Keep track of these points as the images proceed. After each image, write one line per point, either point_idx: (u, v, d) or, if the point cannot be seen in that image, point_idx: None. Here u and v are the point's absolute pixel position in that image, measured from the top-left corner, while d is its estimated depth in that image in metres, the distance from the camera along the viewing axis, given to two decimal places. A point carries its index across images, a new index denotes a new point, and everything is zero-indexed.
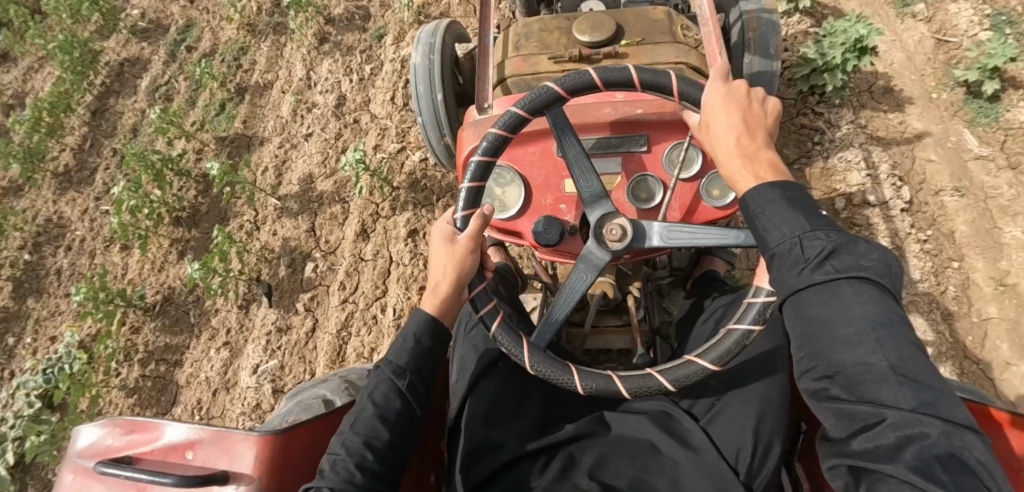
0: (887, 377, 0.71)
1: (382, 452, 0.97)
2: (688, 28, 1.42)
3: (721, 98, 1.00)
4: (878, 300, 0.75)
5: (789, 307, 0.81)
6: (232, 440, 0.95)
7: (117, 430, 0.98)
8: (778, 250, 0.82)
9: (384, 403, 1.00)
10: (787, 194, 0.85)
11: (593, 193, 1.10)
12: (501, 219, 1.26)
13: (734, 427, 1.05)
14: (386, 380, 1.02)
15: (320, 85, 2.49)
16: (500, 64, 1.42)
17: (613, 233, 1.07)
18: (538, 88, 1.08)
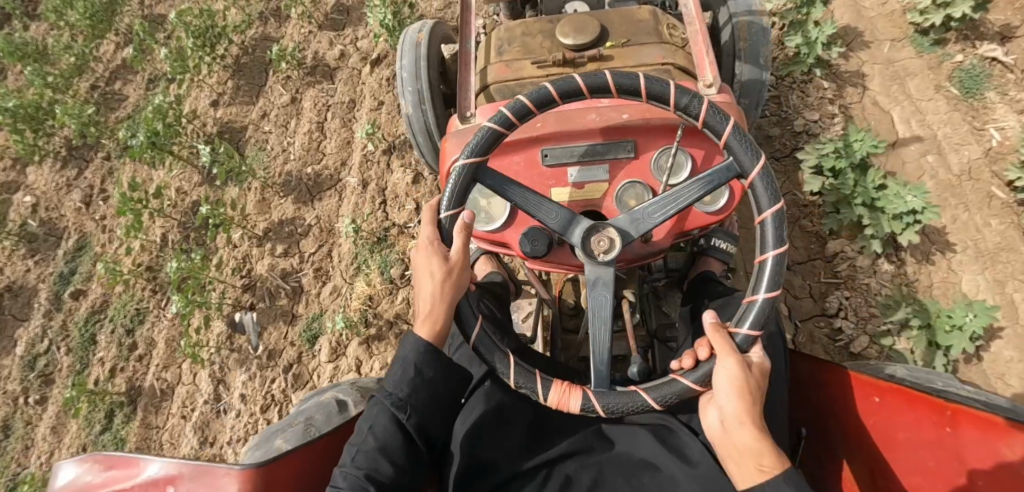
0: None
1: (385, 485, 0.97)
2: (674, 27, 1.38)
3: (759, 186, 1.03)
4: None
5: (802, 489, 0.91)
6: (215, 474, 0.91)
7: (96, 467, 0.95)
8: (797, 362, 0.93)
9: (384, 436, 1.00)
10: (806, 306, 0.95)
11: (561, 221, 1.06)
12: (487, 231, 1.23)
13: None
14: (387, 413, 1.02)
15: (230, 426, 2.00)
16: (483, 71, 1.38)
17: (601, 245, 1.03)
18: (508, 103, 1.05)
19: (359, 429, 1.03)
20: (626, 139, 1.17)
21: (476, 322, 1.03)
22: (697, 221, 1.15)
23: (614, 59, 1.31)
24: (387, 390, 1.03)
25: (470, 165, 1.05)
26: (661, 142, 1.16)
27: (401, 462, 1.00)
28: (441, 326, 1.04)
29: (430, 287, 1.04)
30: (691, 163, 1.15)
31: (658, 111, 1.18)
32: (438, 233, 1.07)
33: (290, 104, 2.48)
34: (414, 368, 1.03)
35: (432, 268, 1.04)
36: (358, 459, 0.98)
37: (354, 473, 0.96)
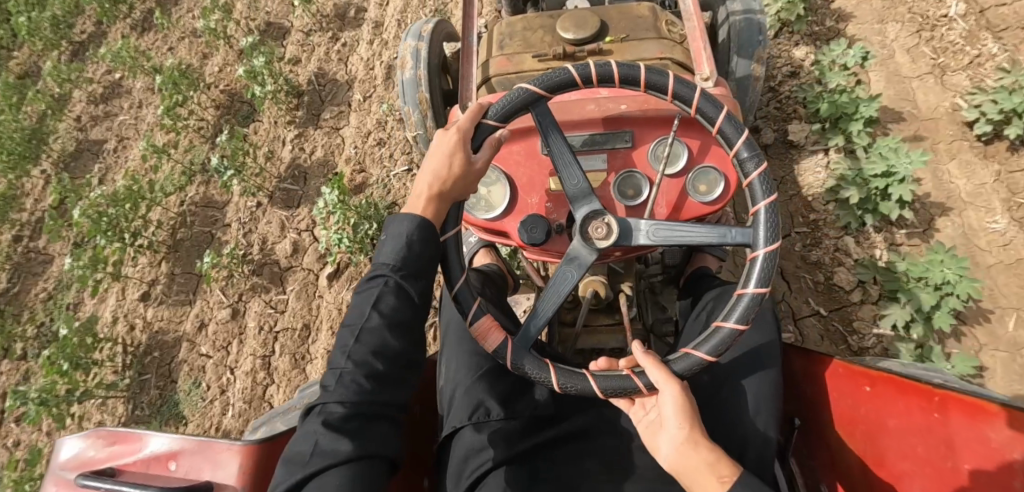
0: None
1: (386, 370, 0.95)
2: (672, 23, 1.40)
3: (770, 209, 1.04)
4: None
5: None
6: (217, 449, 0.93)
7: (99, 442, 0.96)
8: None
9: (391, 313, 0.96)
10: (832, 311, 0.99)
11: (581, 188, 1.08)
12: (487, 219, 1.25)
13: (735, 421, 1.09)
14: (388, 287, 0.98)
15: None
16: (485, 64, 1.41)
17: (597, 231, 1.06)
18: (514, 90, 1.07)
19: (354, 308, 0.98)
20: (624, 130, 1.20)
21: (460, 277, 1.09)
22: (693, 211, 1.18)
23: (613, 53, 1.34)
24: (388, 266, 0.98)
25: (533, 94, 1.08)
26: (659, 133, 1.19)
27: (400, 355, 0.97)
28: (443, 210, 1.04)
29: (445, 164, 1.04)
30: (687, 153, 1.17)
31: (655, 102, 1.20)
32: (473, 126, 1.09)
33: (230, 319, 2.14)
34: (418, 245, 0.99)
35: (456, 153, 1.05)
36: (363, 337, 0.95)
37: (359, 351, 0.94)
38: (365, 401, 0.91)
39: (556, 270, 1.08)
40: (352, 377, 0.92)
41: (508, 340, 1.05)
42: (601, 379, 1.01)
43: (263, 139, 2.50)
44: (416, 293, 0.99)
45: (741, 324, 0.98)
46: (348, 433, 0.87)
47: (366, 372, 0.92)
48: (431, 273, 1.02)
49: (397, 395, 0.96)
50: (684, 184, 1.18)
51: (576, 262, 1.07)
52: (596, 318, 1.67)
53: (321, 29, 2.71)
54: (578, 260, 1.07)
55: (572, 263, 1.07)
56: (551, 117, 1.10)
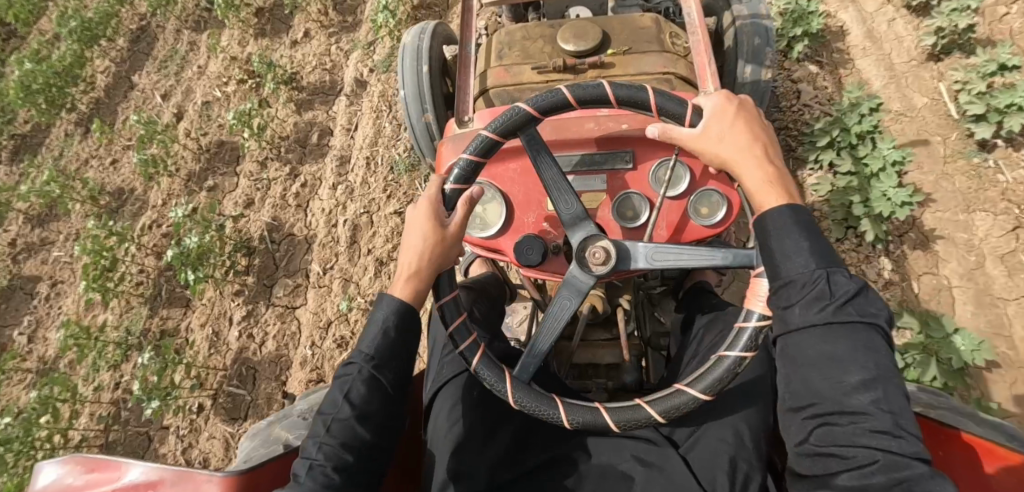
0: (883, 427, 0.72)
1: (360, 453, 0.93)
2: (677, 35, 1.36)
3: (731, 122, 0.97)
4: (871, 344, 0.76)
5: (780, 343, 0.83)
6: (196, 480, 0.90)
7: (78, 468, 0.94)
8: (790, 279, 0.81)
9: (363, 404, 0.94)
10: (799, 216, 0.84)
11: (574, 215, 1.05)
12: (481, 238, 1.21)
13: (714, 454, 1.00)
14: (364, 377, 0.95)
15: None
16: (482, 75, 1.37)
17: (596, 256, 1.02)
18: (506, 110, 1.04)
19: (330, 397, 0.95)
20: (624, 149, 1.16)
21: (459, 319, 1.05)
22: (694, 234, 1.14)
23: (614, 67, 1.29)
24: (364, 353, 0.96)
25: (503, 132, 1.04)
26: (660, 154, 1.15)
27: (371, 445, 0.94)
28: (422, 292, 1.00)
29: (422, 248, 1.00)
30: (689, 175, 1.13)
31: (656, 121, 1.16)
32: (440, 199, 1.05)
33: None
34: (393, 333, 0.97)
35: (429, 232, 1.01)
36: (334, 429, 0.92)
37: (329, 443, 0.91)
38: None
39: (554, 299, 1.05)
40: (322, 469, 0.89)
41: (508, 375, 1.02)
42: (613, 412, 0.98)
43: (206, 314, 2.23)
44: (388, 383, 0.97)
45: (748, 352, 0.95)
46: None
47: (337, 464, 0.90)
48: (407, 359, 1.00)
49: (365, 480, 0.93)
50: (685, 206, 1.14)
51: (573, 288, 1.04)
52: (592, 332, 1.64)
53: (278, 158, 2.48)
54: (575, 285, 1.04)
55: (571, 291, 1.04)
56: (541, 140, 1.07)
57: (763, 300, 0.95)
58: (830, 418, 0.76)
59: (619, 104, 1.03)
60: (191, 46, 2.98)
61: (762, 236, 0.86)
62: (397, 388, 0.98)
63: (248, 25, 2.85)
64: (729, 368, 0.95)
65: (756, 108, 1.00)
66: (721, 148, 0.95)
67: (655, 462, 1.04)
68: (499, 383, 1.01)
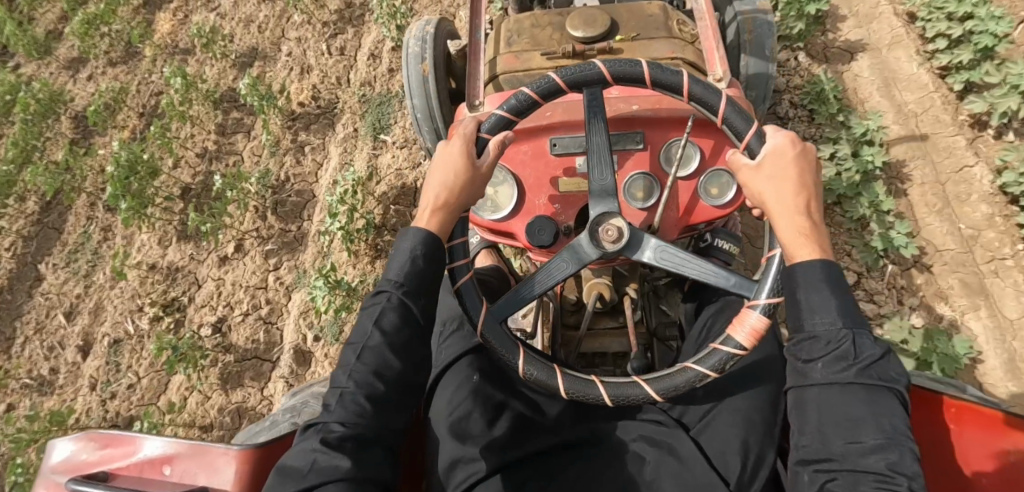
0: (898, 487, 0.73)
1: (392, 383, 0.93)
2: (683, 23, 1.38)
3: (780, 169, 0.94)
4: (892, 413, 0.78)
5: (796, 395, 0.85)
6: (213, 454, 0.90)
7: (92, 444, 0.93)
8: (815, 332, 0.83)
9: (394, 333, 0.94)
10: (834, 275, 0.85)
11: (604, 187, 1.05)
12: (493, 220, 1.22)
13: (725, 436, 1.01)
14: (397, 305, 0.95)
15: None
16: (492, 61, 1.38)
17: (608, 234, 1.03)
18: (539, 77, 1.06)
19: (359, 327, 0.96)
20: (635, 131, 1.17)
21: (483, 311, 1.04)
22: (705, 214, 1.15)
23: (623, 52, 1.31)
24: (395, 282, 0.97)
25: (530, 98, 1.06)
26: (671, 135, 1.16)
27: (402, 380, 0.94)
28: (448, 224, 1.01)
29: (453, 181, 1.01)
30: (700, 156, 1.15)
31: (667, 102, 1.17)
32: (475, 138, 1.06)
33: None
34: (422, 261, 0.97)
35: (459, 166, 1.02)
36: (365, 357, 0.92)
37: (360, 371, 0.91)
38: (367, 422, 0.88)
39: (554, 257, 1.06)
40: (353, 398, 0.89)
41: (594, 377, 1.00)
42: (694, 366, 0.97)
43: None
44: (419, 312, 0.97)
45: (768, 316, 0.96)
46: (347, 452, 0.84)
47: (367, 392, 0.90)
48: (434, 290, 1.00)
49: (392, 414, 0.92)
50: (695, 187, 1.15)
51: (575, 256, 1.05)
52: (599, 322, 1.64)
53: None
54: (579, 254, 1.05)
55: (572, 257, 1.05)
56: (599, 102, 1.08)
57: (748, 331, 0.95)
58: (840, 474, 0.76)
59: (653, 84, 1.05)
60: (105, 233, 2.41)
61: (792, 287, 0.87)
62: (426, 318, 0.99)
63: (170, 221, 2.36)
64: (720, 361, 0.96)
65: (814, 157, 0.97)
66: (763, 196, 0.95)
67: (666, 445, 1.03)
68: (512, 355, 1.03)
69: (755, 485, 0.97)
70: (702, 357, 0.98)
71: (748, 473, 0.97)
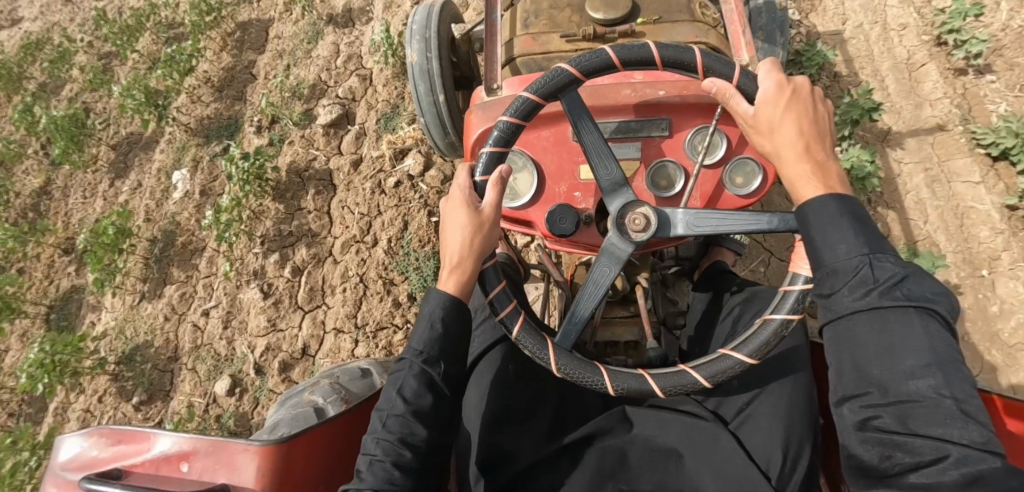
0: (948, 414, 0.73)
1: (420, 447, 0.90)
2: (706, 6, 1.33)
3: (786, 103, 0.94)
4: (933, 335, 0.77)
5: (829, 331, 0.84)
6: (233, 451, 0.87)
7: (102, 441, 0.89)
8: (839, 267, 0.82)
9: (415, 398, 0.91)
10: (850, 207, 0.84)
11: (613, 181, 1.03)
12: (511, 208, 1.19)
13: (766, 430, 0.97)
14: (419, 371, 0.93)
15: None
16: (508, 43, 1.33)
17: (636, 223, 1.00)
18: (552, 70, 1.02)
19: (384, 394, 0.94)
20: (661, 116, 1.13)
21: (512, 307, 0.99)
22: (729, 204, 1.13)
23: (646, 35, 1.27)
24: (416, 346, 0.94)
25: (532, 101, 1.02)
26: (697, 121, 1.13)
27: (435, 420, 0.93)
28: (470, 283, 0.97)
29: (466, 235, 0.97)
30: (726, 144, 1.12)
31: (695, 87, 1.12)
32: (473, 184, 1.02)
33: None
34: (441, 326, 0.95)
35: (468, 219, 0.97)
36: (390, 423, 0.90)
37: (387, 439, 0.89)
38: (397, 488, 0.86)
39: (593, 265, 1.04)
40: (382, 465, 0.86)
41: (602, 368, 0.97)
42: (700, 368, 0.95)
43: None
44: (440, 379, 0.94)
45: (795, 313, 0.93)
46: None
47: (395, 460, 0.87)
48: (461, 350, 0.97)
49: (428, 464, 0.92)
50: (719, 176, 1.13)
51: (613, 257, 1.03)
52: (611, 311, 1.64)
53: None
54: (615, 253, 1.03)
55: (610, 258, 1.03)
56: (582, 103, 1.05)
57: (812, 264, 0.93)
58: (884, 410, 0.77)
59: (664, 65, 1.03)
60: None
61: (806, 226, 0.87)
62: (453, 390, 0.96)
63: None
64: (774, 332, 0.93)
65: (809, 86, 0.97)
66: (773, 136, 0.94)
67: (700, 437, 1.01)
68: (540, 351, 0.98)
69: (796, 477, 0.94)
70: (710, 362, 0.95)
71: (788, 466, 0.93)
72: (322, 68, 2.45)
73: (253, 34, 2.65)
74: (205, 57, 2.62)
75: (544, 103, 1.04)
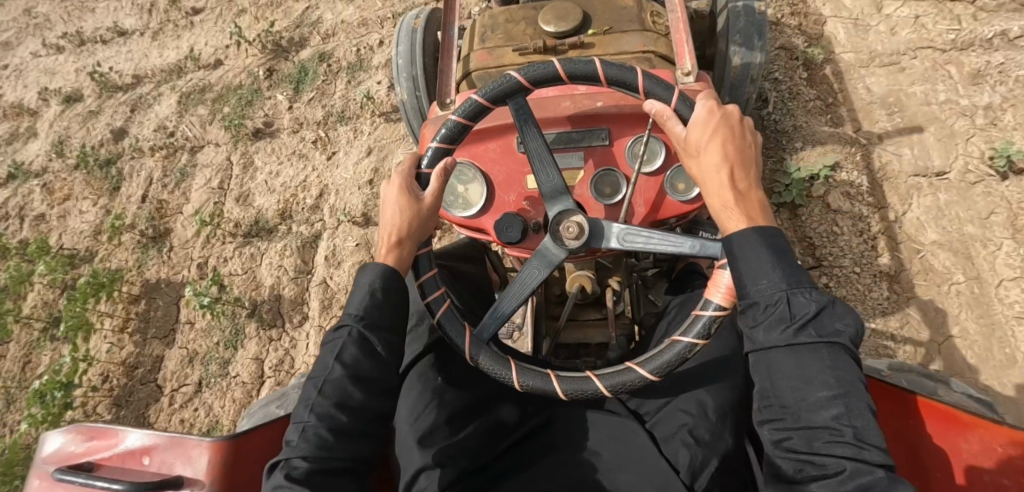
0: (851, 439, 0.74)
1: (356, 410, 0.95)
2: (659, 14, 1.37)
3: (711, 138, 0.95)
4: (845, 367, 0.78)
5: (753, 359, 0.85)
6: (188, 446, 0.95)
7: (78, 437, 0.99)
8: (757, 299, 0.83)
9: (354, 363, 0.96)
10: (772, 241, 0.85)
11: (554, 187, 1.08)
12: (464, 217, 1.24)
13: (672, 424, 1.02)
14: (356, 337, 0.98)
15: None
16: (466, 58, 1.39)
17: (569, 231, 1.05)
18: (501, 76, 1.08)
19: (321, 361, 0.98)
20: (600, 127, 1.17)
21: (441, 302, 1.06)
22: (671, 210, 1.16)
23: (595, 46, 1.31)
24: (354, 313, 0.99)
25: (478, 104, 1.09)
26: (636, 130, 1.17)
27: (374, 386, 0.98)
28: (406, 260, 1.04)
29: (403, 214, 1.04)
30: (664, 151, 1.16)
31: (631, 99, 1.18)
32: (416, 175, 1.10)
33: None
34: (382, 294, 1.00)
35: (404, 202, 1.05)
36: (326, 389, 0.94)
37: (323, 405, 0.93)
38: (330, 452, 0.90)
39: (525, 265, 1.09)
40: (315, 430, 0.91)
41: (511, 362, 1.02)
42: (604, 377, 0.99)
43: None
44: (379, 343, 0.99)
45: (700, 339, 0.96)
46: (307, 487, 0.85)
47: (330, 424, 0.92)
48: (399, 319, 1.03)
49: (363, 433, 0.95)
50: (660, 183, 1.16)
51: (545, 260, 1.07)
52: (583, 313, 1.66)
53: None
54: (547, 257, 1.08)
55: (542, 261, 1.07)
56: (530, 110, 1.10)
57: (723, 291, 0.96)
58: (795, 433, 0.78)
59: (609, 83, 1.07)
60: None
61: (730, 257, 0.87)
62: (389, 349, 1.00)
63: None
64: (678, 353, 0.97)
65: (743, 120, 0.98)
66: (702, 159, 0.95)
67: (623, 433, 1.06)
68: (456, 336, 1.05)
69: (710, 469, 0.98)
70: (615, 374, 0.99)
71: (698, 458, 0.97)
72: (240, 405, 1.94)
73: (161, 310, 2.18)
74: (99, 355, 2.12)
75: (492, 106, 1.10)
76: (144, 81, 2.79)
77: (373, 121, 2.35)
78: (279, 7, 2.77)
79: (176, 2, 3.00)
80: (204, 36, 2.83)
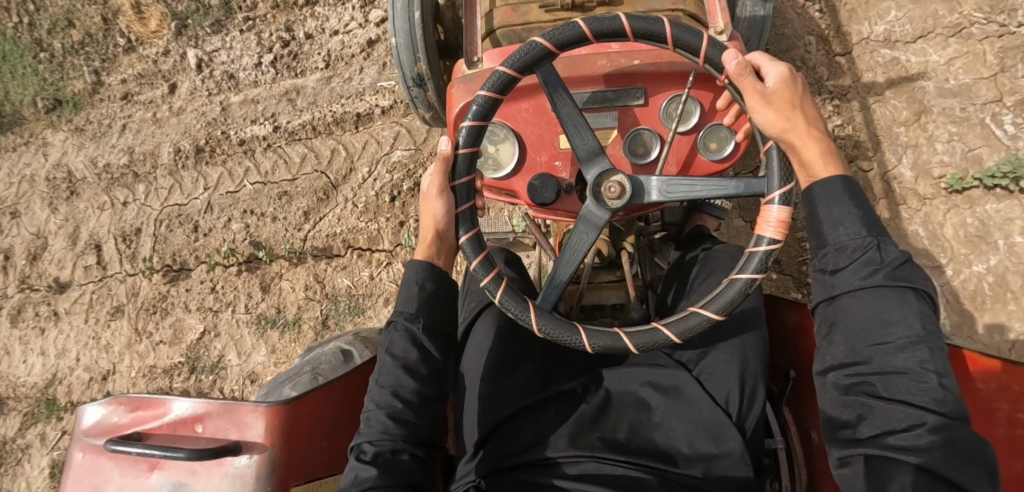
0: (930, 383, 0.78)
1: (410, 398, 0.98)
2: None
3: (792, 104, 0.98)
4: (927, 316, 0.82)
5: (831, 301, 0.88)
6: (242, 412, 0.95)
7: (122, 408, 0.97)
8: (844, 247, 0.86)
9: (403, 354, 1.00)
10: (854, 196, 0.89)
11: (589, 149, 1.08)
12: (494, 179, 1.24)
13: (723, 376, 1.07)
14: (402, 330, 1.02)
15: None
16: (488, 14, 1.35)
17: (611, 191, 1.05)
18: (526, 44, 1.02)
19: (387, 347, 1.02)
20: (635, 86, 1.17)
21: (492, 273, 1.03)
22: (703, 169, 1.18)
23: (622, 4, 1.29)
24: (403, 309, 1.04)
25: (507, 75, 1.04)
26: (670, 90, 1.17)
27: (423, 367, 1.00)
28: (440, 252, 1.10)
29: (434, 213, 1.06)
30: (699, 110, 1.16)
31: (669, 56, 1.15)
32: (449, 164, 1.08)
33: None
34: (429, 285, 1.05)
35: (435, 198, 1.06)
36: (382, 379, 0.99)
37: (380, 391, 0.97)
38: (393, 435, 0.94)
39: (573, 231, 1.10)
40: (377, 416, 0.95)
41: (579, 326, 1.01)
42: (632, 336, 1.00)
43: None
44: (425, 334, 1.03)
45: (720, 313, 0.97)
46: (375, 464, 0.91)
47: (389, 411, 0.95)
48: (443, 307, 1.06)
49: (424, 412, 1.00)
50: (694, 142, 1.17)
51: (590, 223, 1.08)
52: (598, 276, 1.69)
53: None
54: (592, 219, 1.09)
55: (587, 225, 1.09)
56: (557, 74, 1.08)
57: (774, 225, 0.96)
58: (872, 377, 0.82)
59: (635, 36, 1.02)
60: None
61: (813, 209, 0.91)
62: (437, 337, 1.05)
63: None
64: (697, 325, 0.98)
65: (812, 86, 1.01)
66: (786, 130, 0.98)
67: (671, 385, 1.09)
68: (522, 313, 1.03)
69: (753, 413, 1.04)
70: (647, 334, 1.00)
71: (745, 405, 1.04)
72: None
73: None
74: None
75: (520, 76, 1.05)
76: (6, 409, 2.18)
77: (344, 275, 2.07)
78: (163, 319, 2.14)
79: (33, 262, 2.27)
80: (73, 341, 2.19)
